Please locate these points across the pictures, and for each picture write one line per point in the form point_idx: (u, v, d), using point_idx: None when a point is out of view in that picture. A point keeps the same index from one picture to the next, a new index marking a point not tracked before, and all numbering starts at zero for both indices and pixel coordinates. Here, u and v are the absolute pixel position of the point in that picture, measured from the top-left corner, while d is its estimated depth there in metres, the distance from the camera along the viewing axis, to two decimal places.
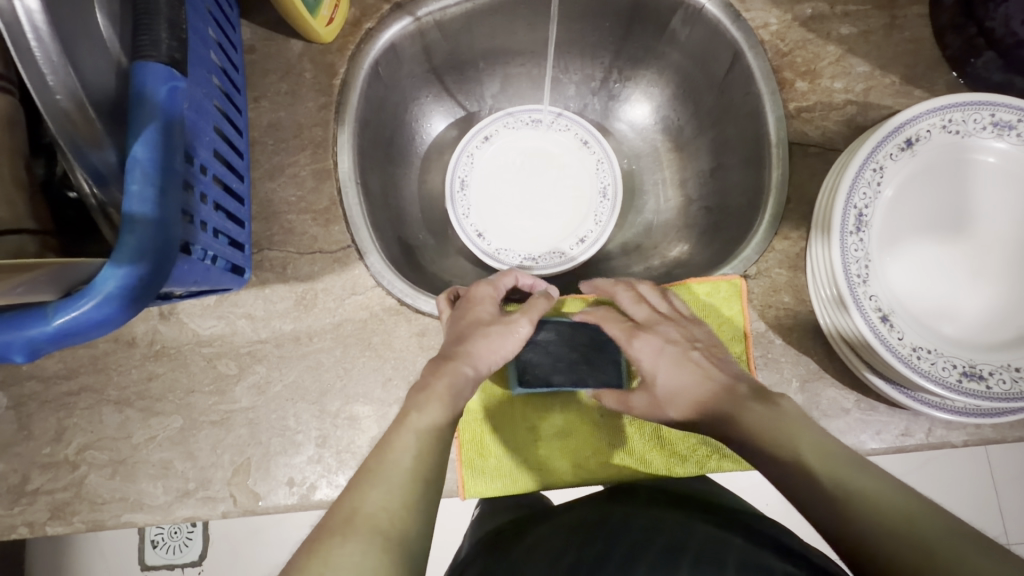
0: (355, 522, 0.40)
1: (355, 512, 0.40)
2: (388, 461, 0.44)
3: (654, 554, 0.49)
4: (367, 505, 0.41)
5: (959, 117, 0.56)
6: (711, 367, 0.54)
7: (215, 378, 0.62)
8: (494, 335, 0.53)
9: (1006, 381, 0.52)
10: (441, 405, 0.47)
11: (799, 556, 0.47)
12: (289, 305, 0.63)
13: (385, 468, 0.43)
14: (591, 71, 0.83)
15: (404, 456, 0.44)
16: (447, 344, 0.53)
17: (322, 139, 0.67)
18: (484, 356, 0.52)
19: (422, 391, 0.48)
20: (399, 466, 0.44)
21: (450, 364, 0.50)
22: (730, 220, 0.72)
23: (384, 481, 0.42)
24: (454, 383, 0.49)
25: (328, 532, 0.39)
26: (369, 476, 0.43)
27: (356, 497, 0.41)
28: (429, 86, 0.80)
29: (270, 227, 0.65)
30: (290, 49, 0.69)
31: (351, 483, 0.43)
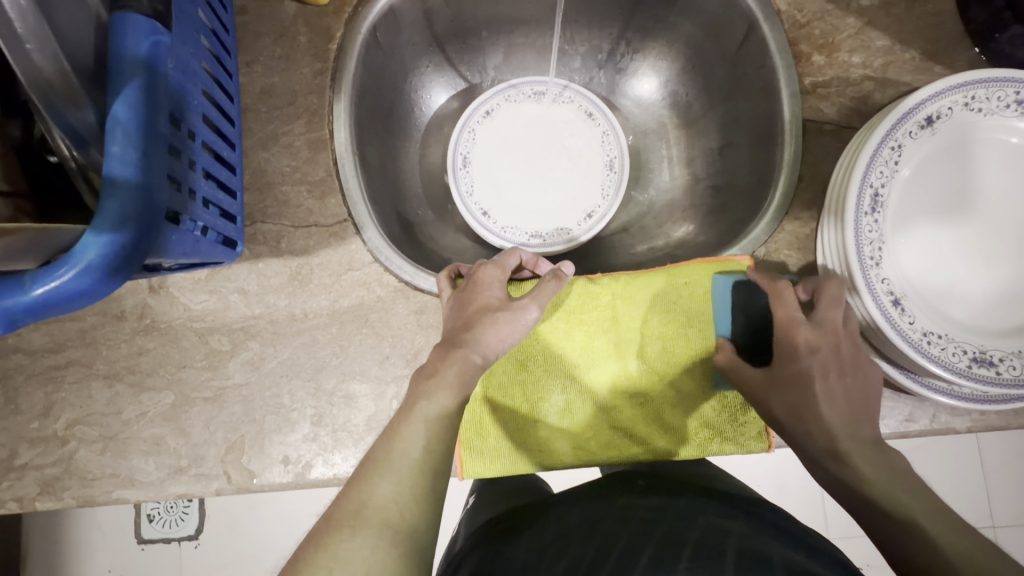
0: (364, 511, 0.39)
1: (363, 501, 0.40)
2: (396, 451, 0.43)
3: (650, 546, 0.47)
4: (376, 495, 0.40)
5: (983, 93, 0.54)
6: (853, 400, 0.46)
7: (208, 354, 0.60)
8: (502, 325, 0.50)
9: (1017, 368, 0.51)
10: (448, 391, 0.46)
11: (807, 544, 0.47)
12: (284, 280, 0.61)
13: (395, 458, 0.42)
14: (598, 42, 0.80)
15: (414, 445, 0.43)
16: (454, 329, 0.50)
17: (317, 107, 0.65)
18: (493, 343, 0.49)
19: (427, 373, 0.47)
20: (408, 458, 0.42)
21: (458, 352, 0.47)
22: (737, 200, 0.70)
23: (391, 472, 0.41)
24: (463, 372, 0.47)
25: (335, 518, 0.39)
26: (377, 466, 0.42)
27: (365, 486, 0.41)
28: (430, 55, 0.76)
29: (264, 199, 0.63)
30: (285, 11, 0.66)
31: (359, 469, 0.42)
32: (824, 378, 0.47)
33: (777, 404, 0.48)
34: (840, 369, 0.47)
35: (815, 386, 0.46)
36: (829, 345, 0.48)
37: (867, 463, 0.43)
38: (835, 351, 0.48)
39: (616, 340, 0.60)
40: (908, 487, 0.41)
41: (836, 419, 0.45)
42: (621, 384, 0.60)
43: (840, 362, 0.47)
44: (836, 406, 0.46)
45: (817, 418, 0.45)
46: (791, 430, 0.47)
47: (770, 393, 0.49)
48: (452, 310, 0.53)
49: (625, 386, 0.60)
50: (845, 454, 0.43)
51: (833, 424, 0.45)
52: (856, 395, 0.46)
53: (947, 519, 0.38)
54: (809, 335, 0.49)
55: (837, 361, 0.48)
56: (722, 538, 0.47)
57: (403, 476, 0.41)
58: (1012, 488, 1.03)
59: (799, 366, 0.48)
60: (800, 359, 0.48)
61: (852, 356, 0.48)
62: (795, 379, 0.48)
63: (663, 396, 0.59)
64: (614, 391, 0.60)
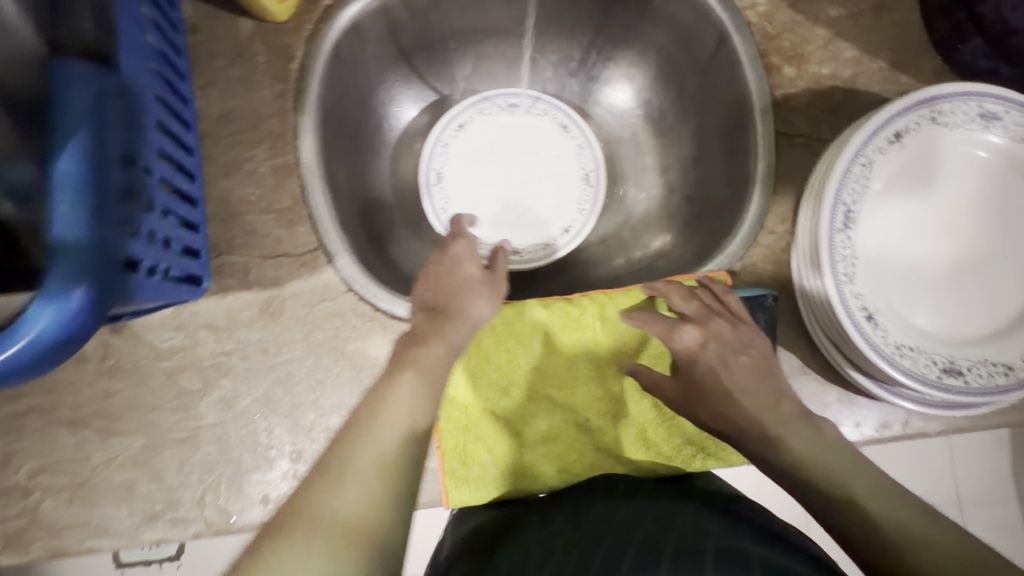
0: (318, 520, 0.35)
1: (319, 507, 0.35)
2: (359, 451, 0.39)
3: (634, 551, 0.45)
4: (333, 501, 0.36)
5: (947, 108, 0.54)
6: (761, 374, 0.50)
7: (179, 394, 0.58)
8: (480, 301, 0.54)
9: (983, 376, 0.53)
10: (437, 361, 0.47)
11: (781, 539, 0.47)
12: (254, 313, 0.59)
13: (360, 461, 0.38)
14: (570, 50, 0.78)
15: (388, 446, 0.39)
16: (437, 298, 0.53)
17: (281, 130, 0.62)
18: (478, 313, 0.53)
19: (398, 368, 0.46)
20: (375, 461, 0.38)
21: (450, 323, 0.50)
22: (713, 211, 0.70)
23: (354, 475, 0.37)
24: (453, 339, 0.50)
25: (285, 525, 0.35)
26: (336, 469, 0.37)
27: (322, 491, 0.36)
28: (398, 69, 0.74)
29: (230, 230, 0.60)
30: (242, 30, 0.63)
31: (314, 473, 0.38)
32: (726, 367, 0.51)
33: (704, 412, 0.51)
34: (735, 351, 0.52)
35: (722, 376, 0.50)
36: (714, 338, 0.53)
37: (848, 468, 0.42)
38: (720, 341, 0.53)
39: (597, 361, 0.60)
40: (847, 459, 0.43)
41: (758, 409, 0.48)
42: (604, 404, 0.60)
43: (731, 345, 0.52)
44: (752, 392, 0.49)
45: (740, 414, 0.48)
46: (719, 430, 0.50)
47: (693, 405, 0.52)
48: (426, 285, 0.54)
49: (608, 406, 0.60)
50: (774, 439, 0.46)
51: (752, 413, 0.48)
52: (766, 371, 0.50)
53: (897, 498, 0.39)
54: (693, 334, 0.54)
55: (729, 345, 0.52)
56: (696, 539, 0.46)
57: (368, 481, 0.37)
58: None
59: (697, 369, 0.52)
60: (698, 359, 0.52)
61: (737, 338, 0.53)
62: (704, 382, 0.51)
63: (646, 414, 0.60)
64: (596, 412, 0.60)
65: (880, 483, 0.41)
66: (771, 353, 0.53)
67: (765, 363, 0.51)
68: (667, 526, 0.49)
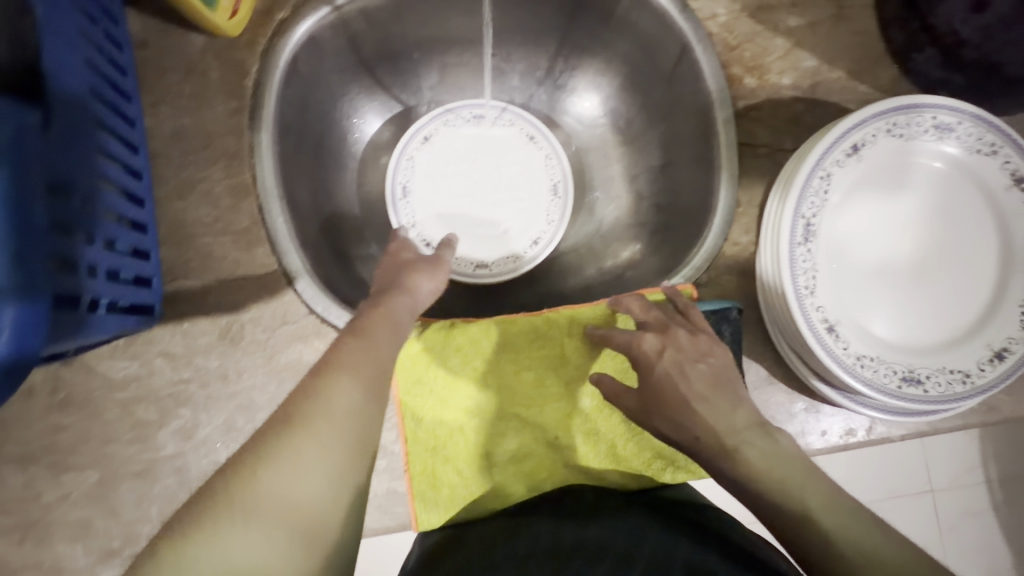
0: (263, 518, 0.33)
1: (262, 505, 0.33)
2: (303, 452, 0.35)
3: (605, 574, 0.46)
4: (279, 501, 0.34)
5: (902, 120, 0.55)
6: (718, 385, 0.47)
7: (134, 425, 0.56)
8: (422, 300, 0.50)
9: (941, 383, 0.54)
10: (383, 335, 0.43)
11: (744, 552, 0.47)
12: (212, 339, 0.57)
13: (307, 464, 0.35)
14: (536, 59, 0.77)
15: (339, 448, 0.36)
16: (381, 284, 0.50)
17: (236, 149, 0.60)
18: (426, 290, 0.50)
19: (340, 342, 0.42)
20: (323, 463, 0.35)
21: (392, 297, 0.47)
22: (680, 221, 0.70)
23: (301, 476, 0.34)
24: (397, 311, 0.46)
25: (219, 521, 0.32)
26: (275, 465, 0.34)
27: (265, 489, 0.33)
28: (360, 80, 0.72)
29: (185, 253, 0.58)
30: (193, 45, 0.61)
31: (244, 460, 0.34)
32: (684, 377, 0.48)
33: (661, 423, 0.48)
34: (693, 360, 0.49)
35: (680, 385, 0.47)
36: (673, 344, 0.50)
37: (811, 484, 0.41)
38: (679, 347, 0.50)
39: (566, 377, 0.60)
40: (803, 469, 0.42)
41: (715, 419, 0.45)
42: (574, 422, 0.59)
43: (689, 355, 0.49)
44: (710, 404, 0.46)
45: (699, 424, 0.46)
46: (681, 442, 0.47)
47: (651, 415, 0.49)
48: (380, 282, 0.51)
49: (578, 423, 0.59)
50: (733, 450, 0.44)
51: (711, 425, 0.45)
52: (724, 378, 0.48)
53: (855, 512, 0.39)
54: (654, 341, 0.51)
55: (686, 353, 0.49)
56: (670, 558, 0.47)
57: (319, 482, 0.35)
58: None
59: (657, 375, 0.49)
60: (655, 367, 0.49)
61: (696, 346, 0.50)
62: (662, 392, 0.48)
63: (616, 429, 0.59)
64: (566, 429, 0.59)
65: (835, 497, 0.41)
66: (730, 363, 0.50)
67: (725, 370, 0.49)
68: (635, 542, 0.50)
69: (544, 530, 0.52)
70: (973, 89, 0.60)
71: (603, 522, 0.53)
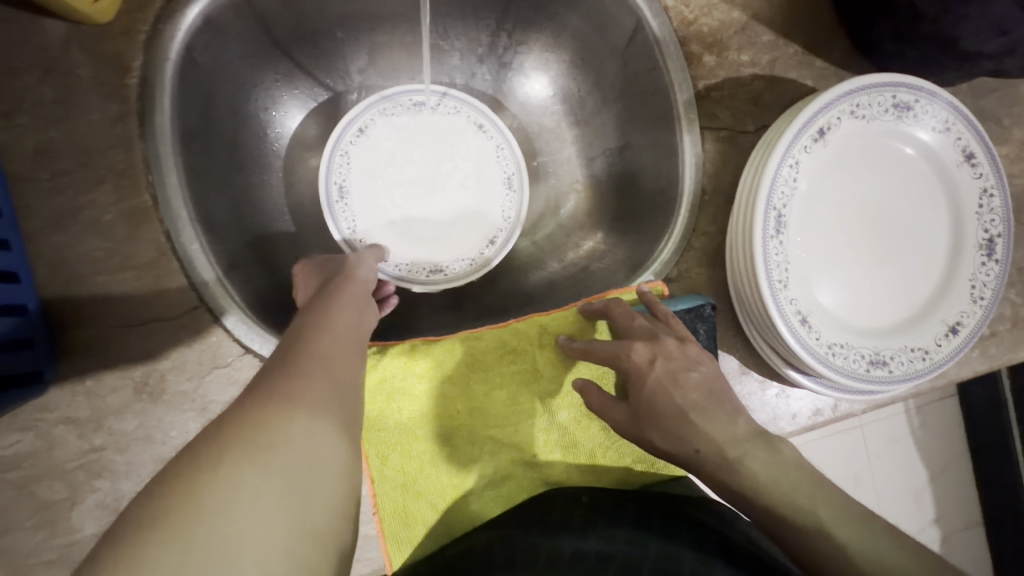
0: (248, 494, 0.28)
1: (243, 480, 0.28)
2: (288, 440, 0.30)
3: None
4: (264, 476, 0.29)
5: (865, 100, 0.54)
6: (709, 398, 0.45)
7: (39, 508, 0.47)
8: (365, 311, 0.44)
9: (905, 363, 0.55)
10: (345, 325, 0.41)
11: (745, 555, 0.48)
12: (127, 396, 0.49)
13: (290, 437, 0.31)
14: (476, 35, 0.69)
15: (327, 440, 0.32)
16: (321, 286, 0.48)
17: (127, 164, 0.50)
18: (368, 274, 0.51)
19: (299, 338, 0.38)
20: (313, 450, 0.31)
21: (347, 287, 0.46)
22: (642, 209, 0.66)
23: (285, 453, 0.30)
24: (356, 292, 0.45)
25: (186, 509, 0.26)
26: (263, 455, 0.29)
27: (240, 470, 0.28)
28: (275, 66, 0.62)
29: (76, 297, 0.48)
30: (51, 35, 0.48)
31: (207, 448, 0.29)
32: (677, 385, 0.46)
33: (657, 435, 0.46)
34: (684, 368, 0.47)
35: (675, 396, 0.45)
36: (661, 348, 0.48)
37: (822, 500, 0.41)
38: (668, 354, 0.48)
39: (541, 392, 0.56)
40: (808, 479, 0.42)
41: (716, 431, 0.44)
42: (552, 437, 0.56)
43: (678, 363, 0.47)
44: (713, 418, 0.44)
45: (701, 434, 0.44)
46: (680, 456, 0.45)
47: (644, 425, 0.47)
48: (313, 300, 0.44)
49: (556, 438, 0.56)
50: (736, 464, 0.43)
51: (712, 435, 0.44)
52: (717, 386, 0.47)
53: (868, 525, 0.40)
54: (643, 348, 0.48)
55: (677, 361, 0.47)
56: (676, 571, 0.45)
57: (310, 454, 0.31)
58: (941, 441, 1.09)
59: (648, 384, 0.46)
60: (647, 377, 0.46)
61: (682, 353, 0.48)
62: (660, 409, 0.45)
63: (595, 440, 0.56)
64: (545, 447, 0.56)
65: (847, 509, 0.41)
66: (721, 371, 0.48)
67: (714, 378, 0.47)
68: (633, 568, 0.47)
69: (541, 547, 0.49)
70: (927, 61, 0.57)
71: (604, 533, 0.51)
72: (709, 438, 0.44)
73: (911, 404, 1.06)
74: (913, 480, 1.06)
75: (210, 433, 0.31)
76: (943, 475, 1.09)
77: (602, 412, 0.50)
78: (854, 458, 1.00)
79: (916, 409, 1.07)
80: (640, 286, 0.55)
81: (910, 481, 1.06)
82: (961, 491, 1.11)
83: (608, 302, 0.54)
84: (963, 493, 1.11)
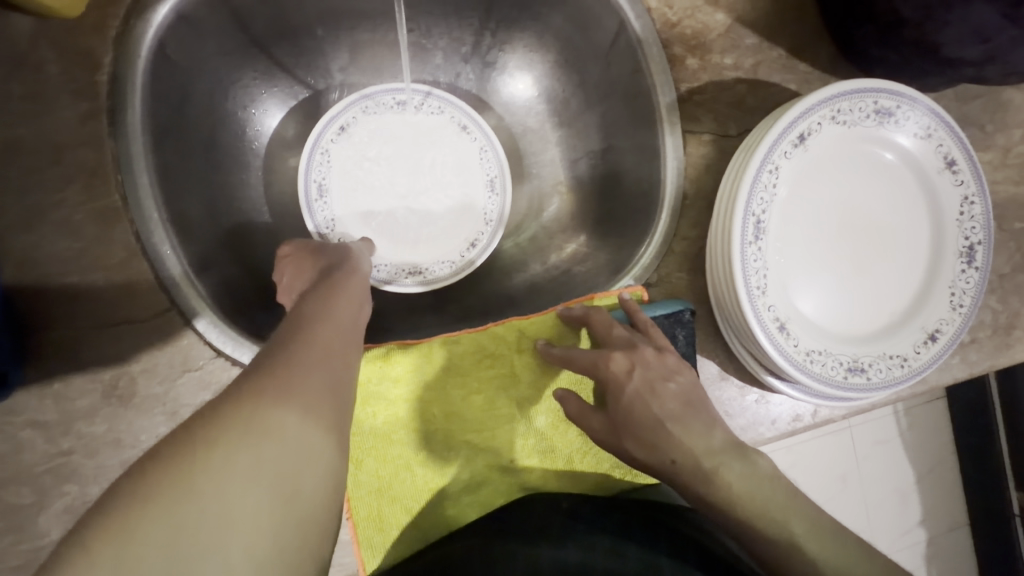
0: (235, 488, 0.27)
1: (231, 473, 0.28)
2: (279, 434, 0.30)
3: None
4: (253, 470, 0.28)
5: (846, 106, 0.53)
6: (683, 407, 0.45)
7: (5, 512, 0.46)
8: (361, 307, 0.43)
9: (883, 370, 0.55)
10: (342, 316, 0.40)
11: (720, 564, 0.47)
12: (96, 400, 0.48)
13: (284, 431, 0.30)
14: (459, 34, 0.68)
15: (319, 435, 0.32)
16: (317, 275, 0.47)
17: (96, 164, 0.49)
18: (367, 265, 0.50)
19: (293, 329, 0.37)
20: (304, 446, 0.30)
21: (346, 278, 0.45)
22: (624, 212, 0.66)
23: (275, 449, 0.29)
24: (350, 285, 0.45)
25: (177, 489, 0.26)
26: (253, 449, 0.29)
27: (229, 462, 0.28)
28: (253, 64, 0.61)
29: (44, 299, 0.47)
30: (18, 30, 0.47)
31: (205, 430, 0.29)
32: (655, 394, 0.46)
33: (632, 443, 0.46)
34: (662, 378, 0.47)
35: (652, 406, 0.45)
36: (641, 357, 0.48)
37: (793, 510, 0.41)
38: (650, 362, 0.48)
39: (518, 397, 0.56)
40: (781, 489, 0.42)
41: (690, 441, 0.44)
42: (530, 443, 0.56)
43: (657, 372, 0.47)
44: (687, 427, 0.44)
45: (676, 444, 0.44)
46: (654, 465, 0.45)
47: (619, 433, 0.46)
48: (309, 292, 0.43)
49: (533, 444, 0.56)
50: (709, 473, 0.42)
51: (687, 444, 0.44)
52: (693, 394, 0.47)
53: (839, 537, 0.40)
54: (622, 358, 0.48)
55: (655, 370, 0.47)
56: None
57: (302, 450, 0.30)
58: (927, 445, 1.09)
59: (626, 394, 0.46)
60: (625, 387, 0.46)
61: (662, 362, 0.48)
62: (636, 417, 0.45)
63: (572, 446, 0.56)
64: (524, 453, 0.56)
65: (818, 520, 0.41)
66: (698, 380, 0.48)
67: (690, 387, 0.47)
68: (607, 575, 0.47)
69: (519, 556, 0.49)
70: (911, 66, 0.57)
71: (581, 540, 0.51)
72: (684, 447, 0.44)
73: (900, 409, 1.06)
74: (898, 483, 1.06)
75: (205, 415, 0.30)
76: (928, 478, 1.09)
77: (578, 420, 0.50)
78: (840, 461, 1.00)
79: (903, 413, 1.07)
80: (620, 293, 0.54)
81: (895, 485, 1.06)
82: (947, 495, 1.11)
83: (590, 309, 0.53)
84: (947, 496, 1.11)
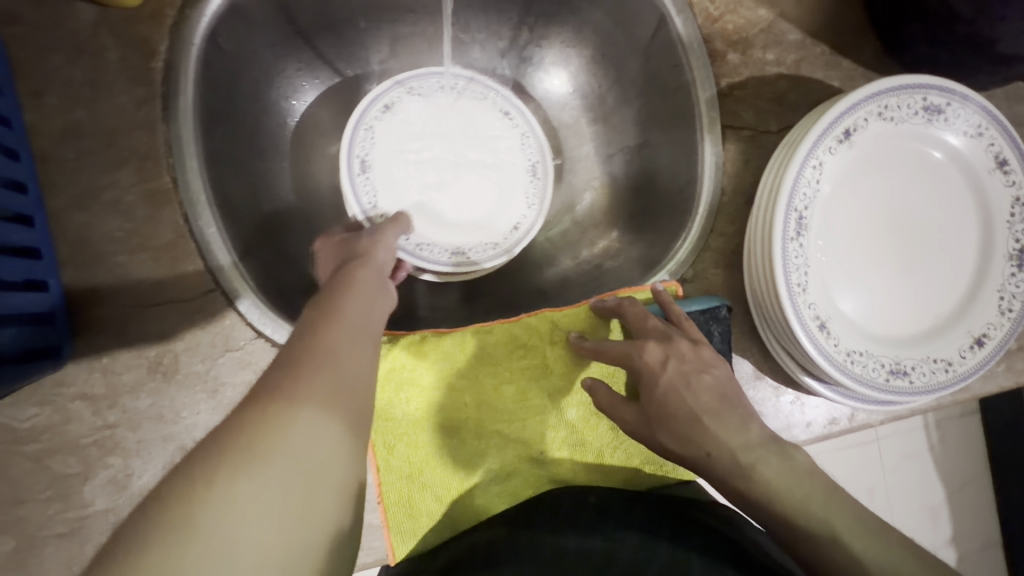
0: (253, 497, 0.27)
1: (247, 484, 0.27)
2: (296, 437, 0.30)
3: None
4: (270, 477, 0.28)
5: (894, 102, 0.52)
6: (719, 401, 0.45)
7: (52, 481, 0.48)
8: (381, 294, 0.44)
9: (927, 373, 0.53)
10: (360, 306, 0.40)
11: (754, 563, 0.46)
12: (141, 375, 0.49)
13: (297, 433, 0.30)
14: (498, 28, 0.69)
15: (336, 434, 0.32)
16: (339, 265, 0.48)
17: (149, 148, 0.50)
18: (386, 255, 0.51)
19: (324, 315, 0.38)
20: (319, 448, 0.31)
21: (366, 269, 0.46)
22: (659, 208, 0.65)
23: (291, 454, 0.29)
24: (372, 273, 0.46)
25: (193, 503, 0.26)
26: (270, 456, 0.28)
27: (246, 471, 0.27)
28: (298, 55, 0.62)
29: (94, 276, 0.49)
30: (83, 18, 0.50)
31: (220, 442, 0.29)
32: (690, 387, 0.45)
33: (666, 437, 0.45)
34: (698, 371, 0.46)
35: (686, 399, 0.44)
36: (674, 350, 0.47)
37: (834, 508, 0.40)
38: (683, 356, 0.47)
39: (550, 388, 0.55)
40: (821, 487, 0.41)
41: (727, 435, 0.43)
42: (560, 435, 0.55)
43: (692, 366, 0.46)
44: (724, 422, 0.44)
45: (712, 438, 0.43)
46: (690, 458, 0.44)
47: (653, 427, 0.46)
48: (330, 282, 0.44)
49: (564, 436, 0.55)
50: (746, 467, 0.42)
51: (724, 440, 0.43)
52: (730, 388, 0.46)
53: (884, 537, 0.38)
54: (656, 351, 0.47)
55: (690, 363, 0.46)
56: None
57: (318, 454, 0.30)
58: (959, 458, 1.05)
59: (659, 386, 0.46)
60: (658, 378, 0.46)
61: (697, 357, 0.47)
62: (671, 410, 0.45)
63: (604, 437, 0.56)
64: (553, 445, 0.55)
65: (861, 517, 0.40)
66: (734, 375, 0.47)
67: (726, 381, 0.46)
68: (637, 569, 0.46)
69: (545, 545, 0.49)
70: (960, 64, 0.56)
71: (610, 534, 0.50)
72: (719, 440, 0.43)
73: (932, 419, 1.02)
74: (929, 496, 1.03)
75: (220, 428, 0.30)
76: (960, 491, 1.06)
77: (610, 412, 0.49)
78: (870, 471, 0.97)
79: (936, 424, 1.03)
80: (654, 286, 0.54)
81: (926, 497, 1.03)
82: (978, 510, 1.07)
83: (621, 302, 0.53)
84: (979, 511, 1.07)
